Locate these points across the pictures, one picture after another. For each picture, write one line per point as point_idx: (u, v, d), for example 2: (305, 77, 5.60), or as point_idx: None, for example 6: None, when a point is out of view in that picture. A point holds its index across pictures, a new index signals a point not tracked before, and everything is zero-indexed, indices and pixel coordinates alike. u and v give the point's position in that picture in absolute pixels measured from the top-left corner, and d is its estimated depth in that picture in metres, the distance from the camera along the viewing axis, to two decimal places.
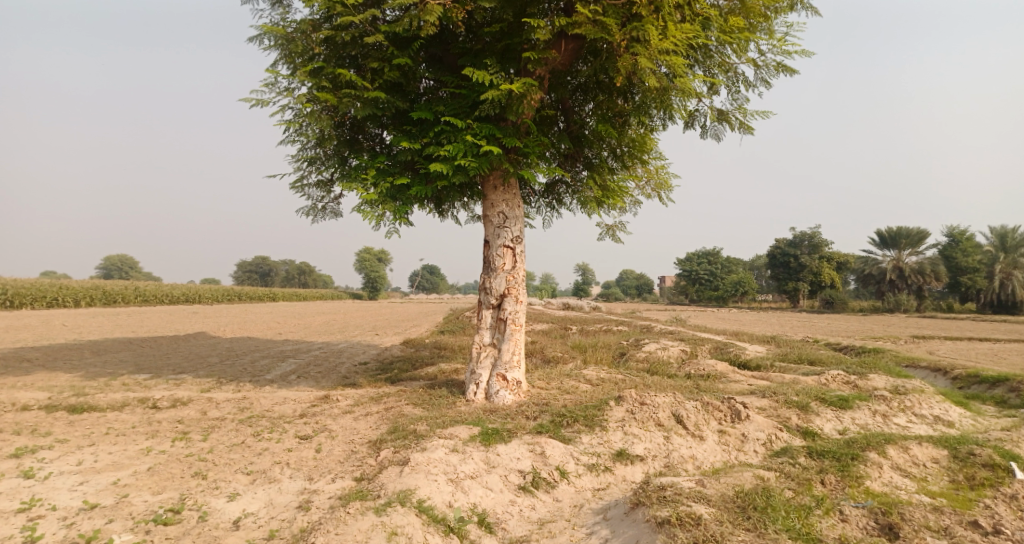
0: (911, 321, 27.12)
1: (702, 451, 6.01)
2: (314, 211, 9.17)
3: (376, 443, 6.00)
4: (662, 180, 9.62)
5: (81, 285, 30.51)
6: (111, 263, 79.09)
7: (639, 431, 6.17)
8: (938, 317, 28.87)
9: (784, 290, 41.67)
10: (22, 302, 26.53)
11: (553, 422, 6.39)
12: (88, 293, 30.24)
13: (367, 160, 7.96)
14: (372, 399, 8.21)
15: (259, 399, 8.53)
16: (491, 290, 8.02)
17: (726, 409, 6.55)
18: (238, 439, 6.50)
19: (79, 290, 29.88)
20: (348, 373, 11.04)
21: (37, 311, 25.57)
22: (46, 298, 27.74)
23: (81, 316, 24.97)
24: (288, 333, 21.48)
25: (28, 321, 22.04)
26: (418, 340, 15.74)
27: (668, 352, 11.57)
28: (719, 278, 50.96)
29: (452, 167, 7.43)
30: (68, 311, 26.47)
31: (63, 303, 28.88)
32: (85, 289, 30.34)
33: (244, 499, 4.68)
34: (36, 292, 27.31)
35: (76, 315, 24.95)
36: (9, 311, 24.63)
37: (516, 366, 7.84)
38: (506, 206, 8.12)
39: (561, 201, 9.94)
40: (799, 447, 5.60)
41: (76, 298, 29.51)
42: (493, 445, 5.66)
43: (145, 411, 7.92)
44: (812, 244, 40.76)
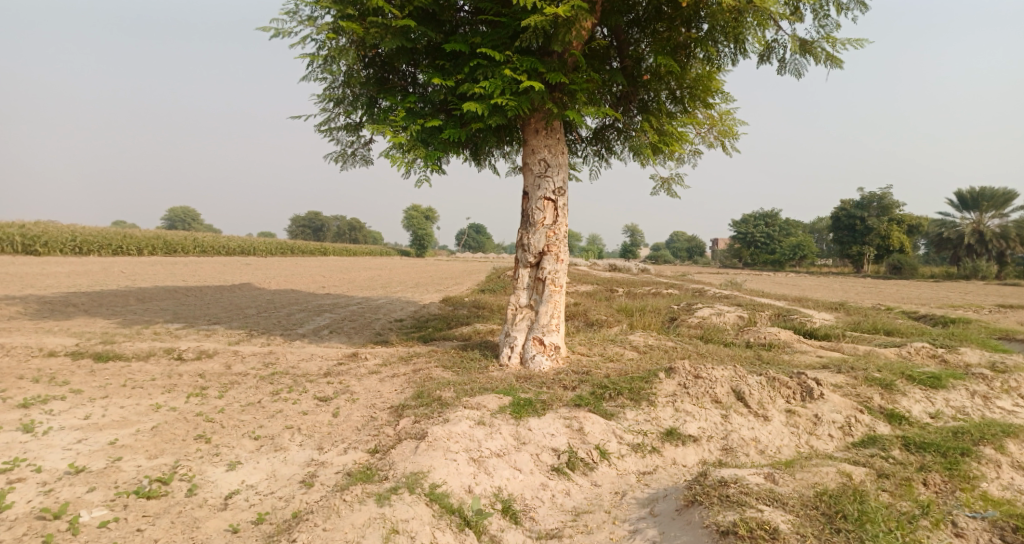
0: (991, 288, 25.12)
1: (766, 433, 5.26)
2: (344, 156, 8.58)
3: (398, 410, 5.46)
4: (727, 126, 8.57)
5: (144, 234, 31.28)
6: (174, 215, 81.81)
7: (693, 408, 5.44)
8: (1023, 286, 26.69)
9: (847, 255, 39.47)
10: (90, 249, 27.32)
11: (593, 393, 5.71)
12: (150, 242, 30.94)
13: (397, 101, 7.28)
14: (401, 360, 7.69)
15: (286, 355, 8.13)
16: (529, 247, 7.30)
17: (796, 386, 5.75)
18: (254, 398, 6.05)
19: (141, 239, 30.60)
20: (382, 330, 10.59)
21: (103, 258, 26.25)
22: (112, 246, 28.51)
23: (141, 264, 25.49)
24: (331, 287, 21.27)
25: (90, 268, 22.56)
26: (458, 299, 15.19)
27: (724, 318, 10.68)
28: (776, 241, 48.71)
29: (488, 106, 6.67)
30: (130, 259, 27.15)
31: (127, 250, 29.69)
32: (148, 238, 31.05)
33: (242, 469, 4.18)
34: (102, 240, 28.06)
35: (138, 263, 25.55)
36: (79, 257, 25.44)
37: (554, 330, 7.15)
38: (548, 152, 7.31)
39: (610, 149, 9.05)
40: (889, 437, 4.79)
41: (139, 247, 30.28)
42: (524, 418, 5.03)
43: (169, 362, 7.60)
44: (881, 206, 38.22)
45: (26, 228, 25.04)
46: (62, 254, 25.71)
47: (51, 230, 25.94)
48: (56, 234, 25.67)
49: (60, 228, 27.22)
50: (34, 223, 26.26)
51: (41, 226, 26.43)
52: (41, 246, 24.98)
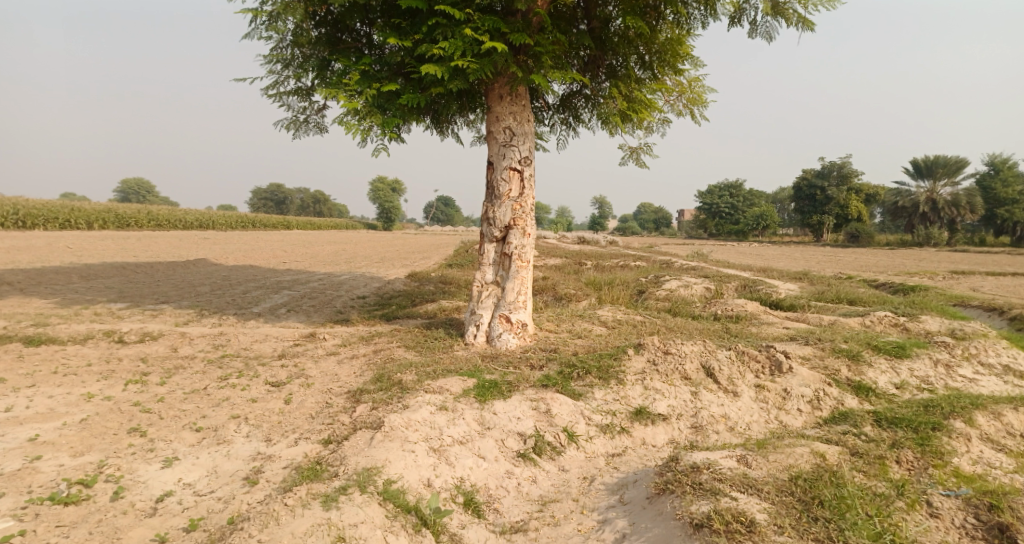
0: (942, 255, 25.76)
1: (736, 410, 5.12)
2: (296, 124, 8.08)
3: (356, 395, 5.14)
4: (696, 94, 8.32)
5: (94, 208, 29.85)
6: (129, 188, 78.75)
7: (663, 386, 5.25)
8: (973, 252, 27.47)
9: (808, 224, 40.13)
10: (35, 223, 25.90)
11: (561, 373, 5.48)
12: (101, 216, 29.52)
13: (351, 63, 6.82)
14: (361, 340, 7.34)
15: (238, 336, 7.70)
16: (494, 220, 6.97)
17: (765, 360, 5.60)
18: (200, 384, 5.65)
19: (91, 213, 29.18)
20: (342, 308, 10.18)
21: (50, 233, 24.95)
22: (59, 220, 27.09)
23: (91, 239, 24.28)
24: (292, 262, 20.57)
25: (35, 243, 21.37)
26: (423, 273, 14.79)
27: (691, 290, 10.56)
28: (740, 211, 49.23)
29: (448, 69, 6.27)
30: (79, 233, 25.85)
31: (77, 225, 28.29)
32: (98, 212, 29.62)
33: (179, 466, 3.84)
34: (48, 214, 26.60)
35: (87, 238, 24.34)
36: (23, 231, 24.09)
37: (521, 307, 6.87)
38: (513, 120, 6.95)
39: (578, 118, 8.75)
40: (860, 411, 4.67)
41: (89, 221, 28.89)
42: (488, 401, 4.77)
43: (108, 346, 7.11)
44: (841, 175, 38.75)
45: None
46: (6, 228, 24.34)
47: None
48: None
49: (2, 201, 25.75)
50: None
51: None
52: None
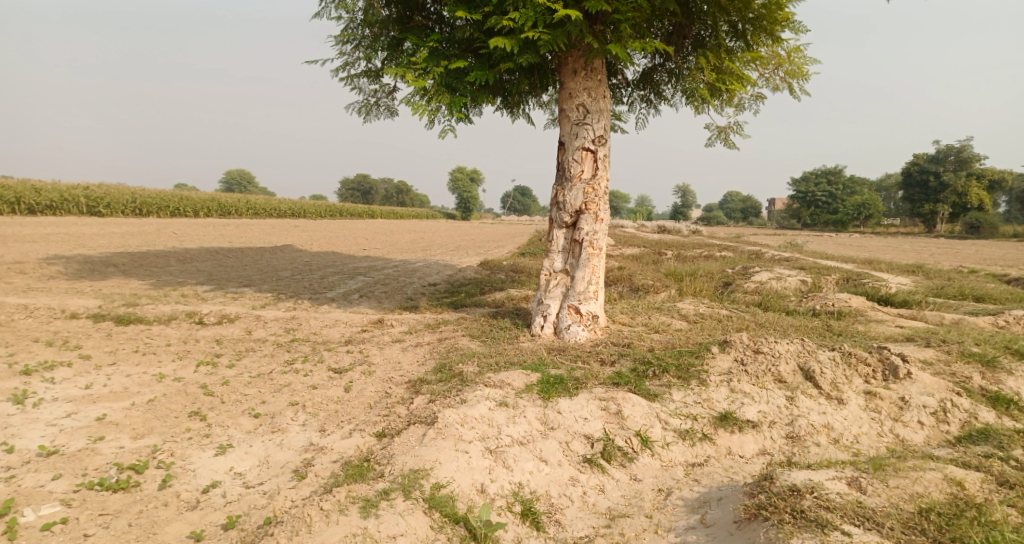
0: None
1: (841, 419, 4.52)
2: (367, 108, 7.96)
3: (416, 386, 4.90)
4: (796, 66, 7.51)
5: (199, 196, 31.69)
6: (231, 179, 83.76)
7: (752, 389, 4.70)
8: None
9: (917, 214, 36.93)
10: (149, 212, 27.78)
11: (634, 370, 5.03)
12: (206, 204, 31.28)
13: (419, 41, 6.59)
14: (427, 328, 7.13)
15: (310, 320, 7.67)
16: (564, 205, 6.55)
17: (877, 364, 4.98)
18: (266, 368, 5.58)
19: (197, 201, 30.95)
20: (415, 295, 10.07)
21: (160, 220, 26.60)
22: (170, 208, 28.91)
23: (196, 226, 25.73)
24: (374, 249, 20.89)
25: (146, 229, 22.80)
26: (498, 261, 14.53)
27: (785, 283, 9.73)
28: (840, 200, 45.98)
29: (519, 42, 5.91)
30: (186, 221, 27.47)
31: (185, 213, 30.12)
32: (203, 201, 31.40)
33: (232, 453, 3.69)
34: (161, 202, 28.45)
35: (193, 226, 25.78)
36: (138, 219, 25.89)
37: (592, 298, 6.43)
38: (587, 97, 6.49)
39: (660, 94, 8.36)
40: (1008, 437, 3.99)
41: (195, 210, 30.67)
42: (553, 398, 4.40)
43: (189, 327, 7.18)
44: (959, 160, 35.37)
45: (89, 190, 25.52)
46: (124, 215, 26.25)
47: (112, 192, 26.39)
48: (117, 196, 26.10)
49: (120, 189, 27.72)
50: (97, 185, 26.80)
51: (103, 187, 26.95)
52: (104, 208, 25.55)
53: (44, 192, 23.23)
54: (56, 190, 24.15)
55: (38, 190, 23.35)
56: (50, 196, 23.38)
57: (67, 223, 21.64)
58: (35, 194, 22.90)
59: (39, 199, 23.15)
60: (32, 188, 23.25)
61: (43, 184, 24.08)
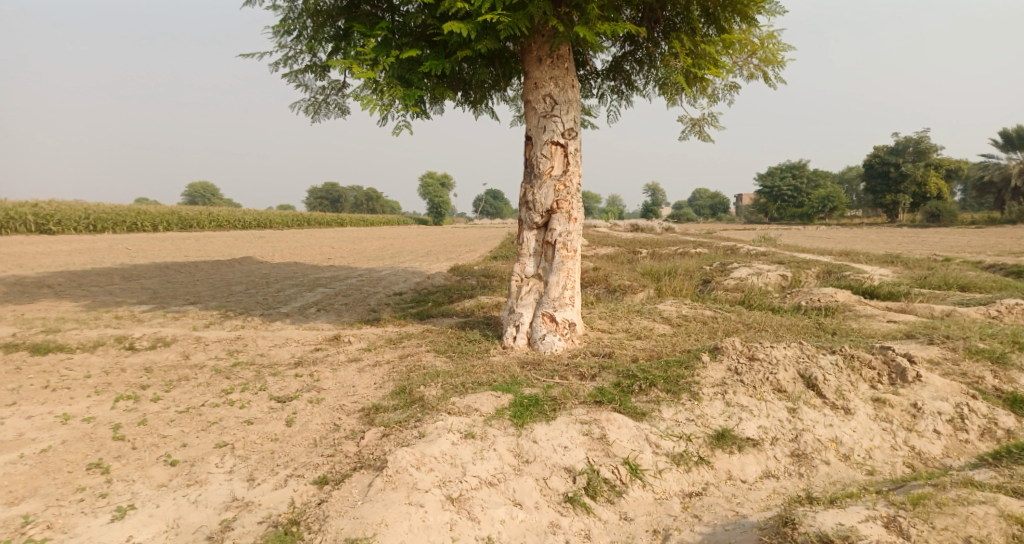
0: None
1: (850, 431, 4.03)
2: (315, 106, 7.29)
3: (370, 415, 4.25)
4: (771, 54, 6.98)
5: (157, 209, 30.30)
6: (194, 191, 81.55)
7: (751, 402, 4.17)
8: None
9: (880, 205, 37.42)
10: (104, 227, 26.35)
11: (617, 386, 4.45)
12: (165, 218, 29.90)
13: (366, 29, 5.95)
14: (388, 344, 6.45)
15: (257, 339, 6.92)
16: (534, 204, 5.96)
17: (883, 366, 4.51)
18: (198, 400, 4.73)
19: (156, 215, 29.56)
20: (377, 306, 9.37)
21: (116, 236, 25.27)
22: (126, 224, 27.48)
23: (152, 241, 24.51)
24: (338, 259, 20.05)
25: (98, 246, 21.57)
26: (467, 267, 13.84)
27: (765, 278, 9.33)
28: (804, 193, 46.45)
29: (476, 26, 5.35)
30: (142, 236, 26.13)
31: (142, 228, 28.73)
32: (162, 214, 30.05)
33: (131, 518, 3.12)
34: (116, 217, 27.03)
35: (148, 240, 24.52)
36: (92, 235, 24.52)
37: (568, 304, 5.86)
38: (554, 85, 5.93)
39: (631, 85, 7.86)
40: None
41: (154, 224, 29.27)
42: (527, 425, 3.82)
43: (117, 353, 6.31)
44: (918, 151, 36.00)
45: (38, 207, 24.13)
46: (77, 232, 24.83)
47: (64, 208, 25.02)
48: (69, 213, 24.73)
49: (72, 205, 26.32)
50: (47, 201, 25.36)
51: (54, 204, 25.53)
52: (55, 225, 24.13)
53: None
54: (2, 208, 22.76)
55: None
56: None
57: (12, 243, 20.32)
58: None
59: None
60: None
61: None
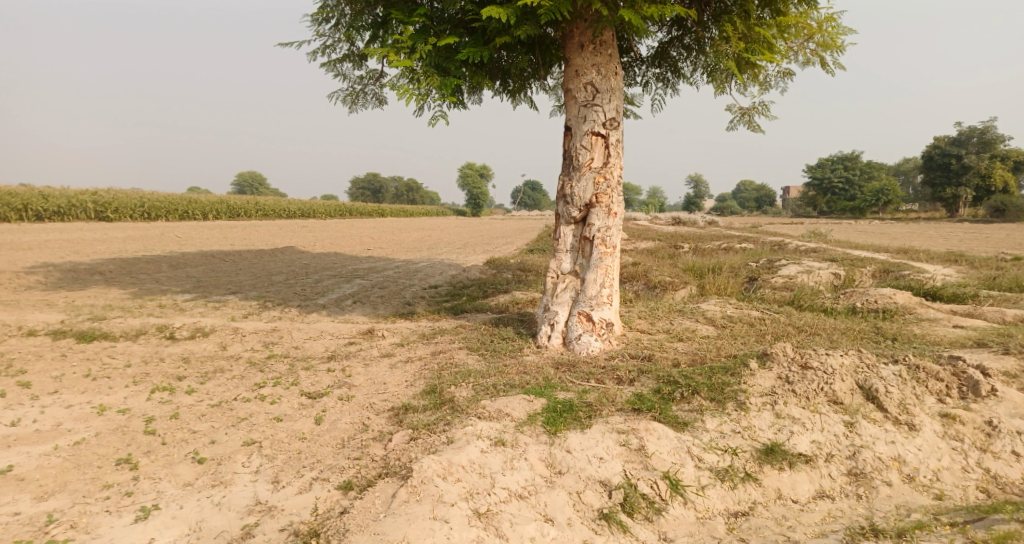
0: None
1: (915, 450, 3.70)
2: (353, 96, 7.19)
3: (399, 415, 4.10)
4: (829, 37, 6.51)
5: (208, 198, 31.07)
6: (243, 180, 83.79)
7: (804, 413, 3.86)
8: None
9: (938, 199, 35.69)
10: (159, 215, 27.15)
11: (658, 392, 4.19)
12: (215, 207, 30.63)
13: (404, 16, 5.79)
14: (421, 339, 6.32)
15: (293, 330, 6.89)
16: (572, 198, 5.73)
17: (951, 379, 4.15)
18: (230, 394, 4.67)
19: (207, 204, 30.32)
20: (413, 299, 9.28)
21: (170, 223, 26.02)
22: (179, 212, 28.23)
23: (203, 229, 25.14)
24: (379, 249, 20.15)
25: (151, 233, 22.19)
26: (505, 259, 13.66)
27: (817, 277, 8.87)
28: (857, 186, 44.73)
29: (516, 11, 5.12)
30: (194, 224, 26.83)
31: (194, 216, 29.49)
32: (213, 203, 30.81)
33: (154, 519, 3.07)
34: (170, 206, 27.79)
35: (199, 229, 25.14)
36: (148, 223, 25.32)
37: (606, 303, 5.62)
38: (596, 74, 5.66)
39: (677, 72, 7.51)
40: None
41: (205, 212, 30.00)
42: (561, 433, 3.61)
43: (157, 343, 6.33)
44: (982, 142, 34.16)
45: (98, 195, 25.02)
46: (133, 220, 25.62)
47: (121, 196, 25.86)
48: (126, 201, 25.55)
49: (129, 193, 27.19)
50: (106, 189, 26.27)
51: (112, 192, 26.42)
52: (113, 213, 24.96)
53: (52, 197, 22.76)
54: (64, 195, 23.67)
55: (47, 196, 22.90)
56: (58, 201, 22.89)
57: (73, 229, 21.09)
58: (42, 200, 22.40)
59: (48, 205, 22.68)
60: (39, 195, 22.80)
61: (51, 189, 23.61)
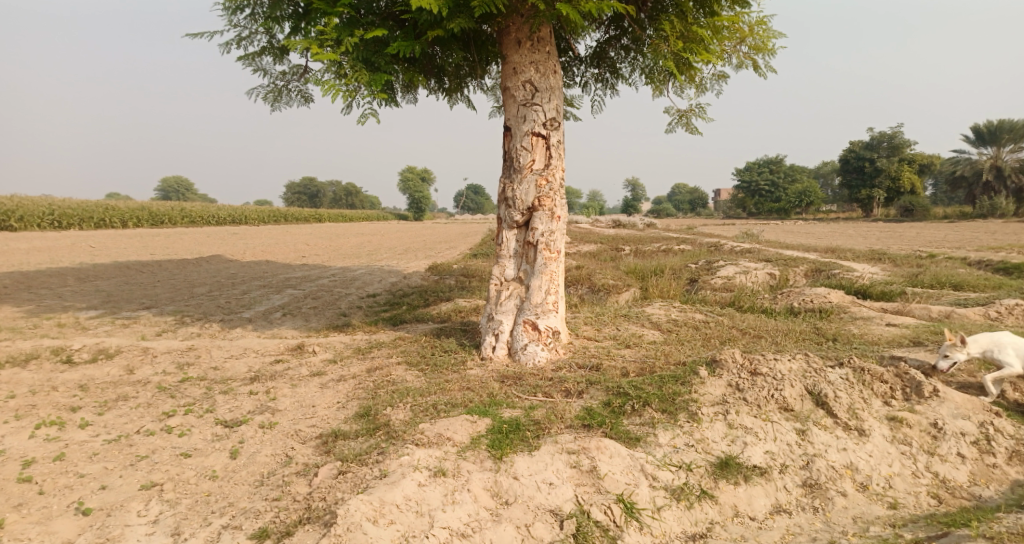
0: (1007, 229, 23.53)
1: (867, 457, 3.63)
2: (276, 93, 6.70)
3: (327, 443, 3.71)
4: (761, 41, 6.51)
5: (127, 206, 29.11)
6: (167, 186, 79.69)
7: (757, 423, 3.72)
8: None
9: (855, 199, 37.60)
10: (70, 224, 25.15)
11: (607, 405, 3.95)
12: (134, 214, 28.72)
13: (327, 7, 5.39)
14: (355, 354, 5.90)
15: (213, 348, 6.31)
16: (514, 201, 5.47)
17: (897, 380, 4.11)
18: (133, 427, 4.15)
19: (126, 212, 28.39)
20: (347, 309, 8.79)
21: (83, 232, 24.14)
22: (94, 220, 26.28)
23: (121, 238, 23.50)
24: (313, 257, 19.29)
25: (60, 244, 20.47)
26: (446, 265, 13.28)
27: (754, 277, 8.95)
28: (781, 188, 46.67)
29: (447, 3, 4.81)
30: (110, 232, 25.01)
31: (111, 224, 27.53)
32: (131, 211, 28.86)
33: None
34: (82, 213, 25.80)
35: (115, 238, 23.43)
36: (59, 232, 23.42)
37: (551, 311, 5.39)
38: (534, 72, 5.43)
39: (616, 73, 7.38)
40: None
41: (123, 220, 28.06)
42: (507, 457, 3.34)
43: (52, 368, 5.65)
44: (891, 146, 36.19)
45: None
46: (41, 228, 23.60)
47: (25, 204, 23.80)
48: (31, 208, 23.53)
49: (35, 201, 25.08)
50: (8, 197, 24.13)
51: (15, 200, 24.29)
52: (16, 222, 22.92)
53: None
54: None
55: None
56: None
57: None
58: None
59: None
60: None
61: None
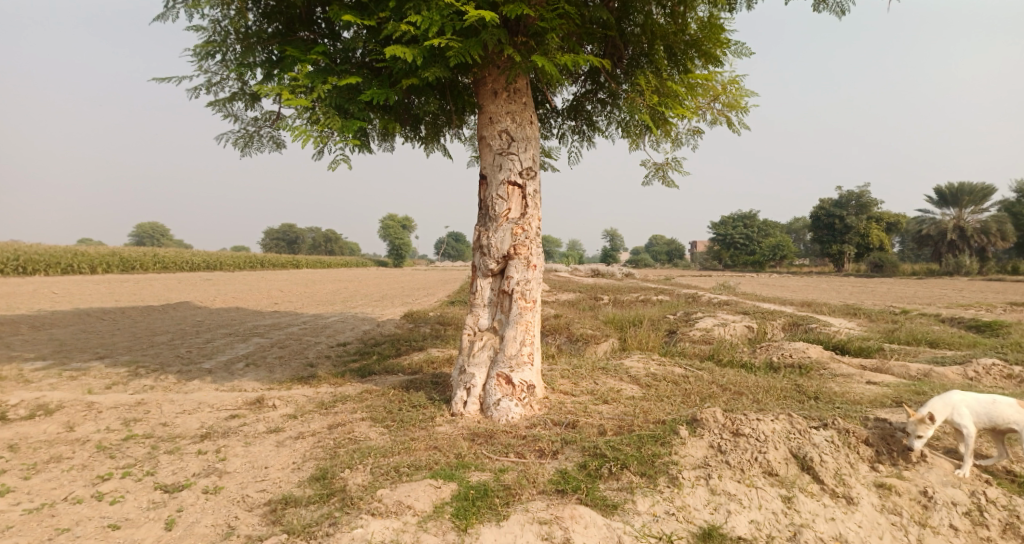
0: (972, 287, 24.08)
1: (857, 526, 3.43)
2: (246, 139, 6.55)
3: (277, 511, 3.40)
4: (735, 98, 6.54)
5: (97, 250, 28.41)
6: (142, 231, 78.53)
7: (742, 488, 3.50)
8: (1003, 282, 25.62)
9: (826, 254, 38.34)
10: (35, 269, 24.35)
11: (583, 467, 3.70)
12: (104, 259, 28.00)
13: (301, 54, 5.30)
14: (318, 409, 5.57)
15: (165, 402, 5.92)
16: (489, 249, 5.30)
17: (885, 442, 3.94)
18: (61, 493, 3.78)
19: (95, 257, 27.67)
20: (315, 359, 8.44)
21: (48, 278, 23.37)
22: (60, 265, 25.51)
23: (88, 284, 22.78)
24: (286, 304, 18.83)
25: (22, 290, 19.71)
26: (421, 313, 13.00)
27: (733, 330, 8.85)
28: (755, 242, 47.50)
29: (423, 52, 4.75)
30: (77, 278, 24.26)
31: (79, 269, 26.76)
32: (101, 255, 28.14)
33: None
34: (49, 258, 25.04)
35: (82, 284, 22.70)
36: (23, 277, 22.64)
37: (526, 363, 5.16)
38: (511, 121, 5.36)
39: (593, 125, 7.38)
40: None
41: (91, 265, 27.30)
42: (473, 529, 3.09)
43: None
44: (859, 205, 37.15)
45: None
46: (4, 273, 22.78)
47: None
48: None
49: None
50: None
51: None
52: None
53: None
54: None
55: None
56: None
57: None
58: None
59: None
60: None
61: None
